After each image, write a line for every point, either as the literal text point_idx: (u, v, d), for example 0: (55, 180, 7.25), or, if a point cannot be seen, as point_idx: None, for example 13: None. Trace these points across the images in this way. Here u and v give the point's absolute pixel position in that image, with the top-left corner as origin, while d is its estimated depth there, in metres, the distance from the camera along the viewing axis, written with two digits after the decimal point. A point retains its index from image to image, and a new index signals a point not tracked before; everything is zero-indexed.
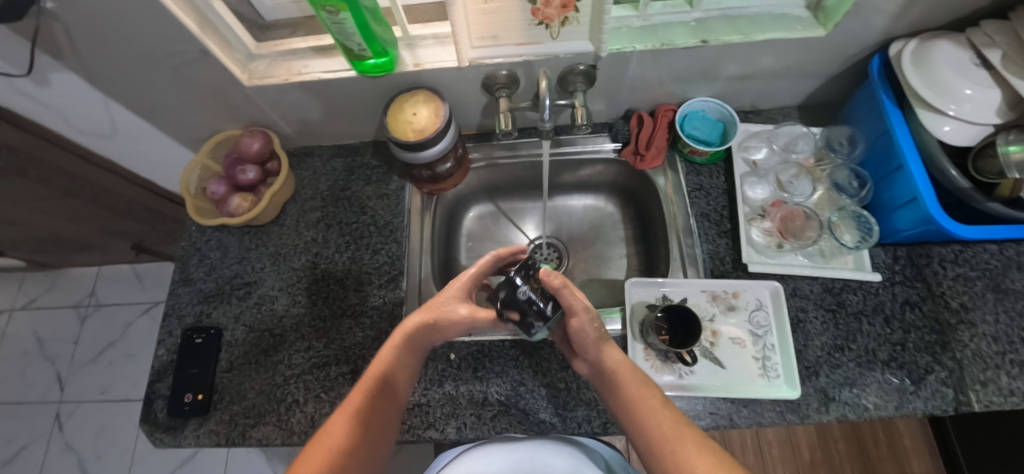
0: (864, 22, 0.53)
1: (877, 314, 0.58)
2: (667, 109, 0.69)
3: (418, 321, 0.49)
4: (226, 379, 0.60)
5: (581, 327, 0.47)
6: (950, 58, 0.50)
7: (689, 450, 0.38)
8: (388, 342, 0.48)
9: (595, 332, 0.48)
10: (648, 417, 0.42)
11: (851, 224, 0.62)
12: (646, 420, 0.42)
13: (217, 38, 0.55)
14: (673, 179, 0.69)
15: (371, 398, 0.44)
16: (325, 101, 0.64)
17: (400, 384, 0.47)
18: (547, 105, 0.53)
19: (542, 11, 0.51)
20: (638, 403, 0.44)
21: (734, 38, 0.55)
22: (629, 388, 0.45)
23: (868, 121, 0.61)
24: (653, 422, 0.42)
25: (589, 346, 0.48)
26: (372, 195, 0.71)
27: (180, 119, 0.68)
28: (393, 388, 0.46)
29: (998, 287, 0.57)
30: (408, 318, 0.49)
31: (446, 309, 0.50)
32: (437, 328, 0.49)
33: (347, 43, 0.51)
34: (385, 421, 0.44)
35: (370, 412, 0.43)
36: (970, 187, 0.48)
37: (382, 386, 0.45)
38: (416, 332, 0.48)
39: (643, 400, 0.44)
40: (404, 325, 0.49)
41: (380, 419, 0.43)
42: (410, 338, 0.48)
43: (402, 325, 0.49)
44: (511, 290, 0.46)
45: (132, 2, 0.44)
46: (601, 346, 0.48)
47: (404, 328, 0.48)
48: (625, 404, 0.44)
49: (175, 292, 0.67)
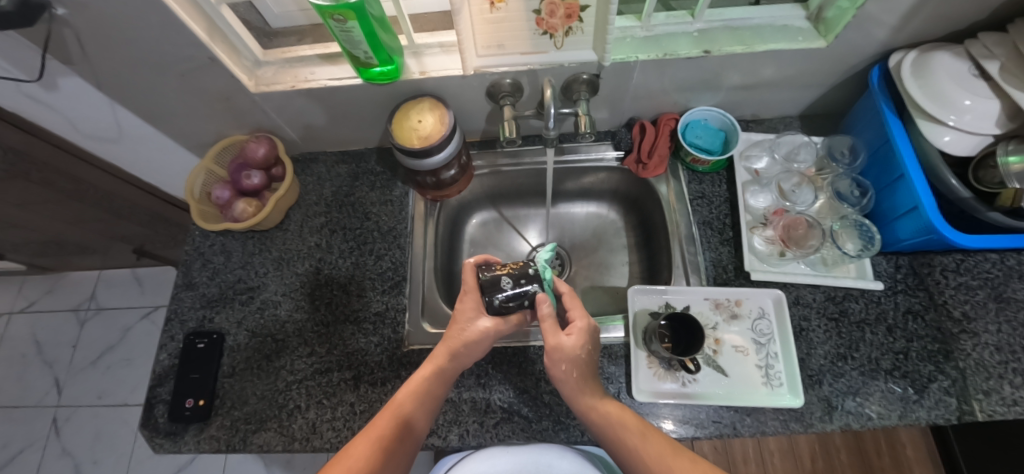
0: (865, 34, 0.54)
1: (879, 323, 0.58)
2: (670, 118, 0.69)
3: (445, 349, 0.49)
4: (227, 385, 0.60)
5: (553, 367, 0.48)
6: (950, 70, 0.51)
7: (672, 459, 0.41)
8: (418, 369, 0.48)
9: (567, 375, 0.47)
10: (632, 443, 0.43)
11: (853, 233, 0.62)
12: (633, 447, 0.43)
13: (225, 45, 0.55)
14: (675, 187, 0.69)
15: (396, 424, 0.43)
16: (331, 107, 0.65)
17: (428, 413, 0.47)
18: (552, 114, 0.53)
19: (547, 21, 0.52)
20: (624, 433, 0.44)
21: (736, 49, 0.56)
22: (609, 422, 0.45)
23: (868, 130, 0.62)
24: (642, 451, 0.42)
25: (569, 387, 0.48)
26: (376, 201, 0.71)
27: (186, 125, 0.68)
28: (421, 415, 0.46)
29: (1000, 296, 0.57)
30: (438, 345, 0.49)
31: (468, 332, 0.49)
32: (465, 355, 0.49)
33: (353, 50, 0.52)
34: (409, 447, 0.44)
35: (391, 442, 0.42)
36: (970, 197, 0.49)
37: (407, 413, 0.45)
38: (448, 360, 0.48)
39: (625, 418, 0.45)
40: (435, 353, 0.49)
41: (405, 444, 0.43)
42: (440, 367, 0.48)
43: (432, 354, 0.49)
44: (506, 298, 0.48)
45: (142, 8, 0.44)
46: (575, 382, 0.47)
47: (435, 357, 0.49)
48: (610, 439, 0.44)
49: (178, 296, 0.67)
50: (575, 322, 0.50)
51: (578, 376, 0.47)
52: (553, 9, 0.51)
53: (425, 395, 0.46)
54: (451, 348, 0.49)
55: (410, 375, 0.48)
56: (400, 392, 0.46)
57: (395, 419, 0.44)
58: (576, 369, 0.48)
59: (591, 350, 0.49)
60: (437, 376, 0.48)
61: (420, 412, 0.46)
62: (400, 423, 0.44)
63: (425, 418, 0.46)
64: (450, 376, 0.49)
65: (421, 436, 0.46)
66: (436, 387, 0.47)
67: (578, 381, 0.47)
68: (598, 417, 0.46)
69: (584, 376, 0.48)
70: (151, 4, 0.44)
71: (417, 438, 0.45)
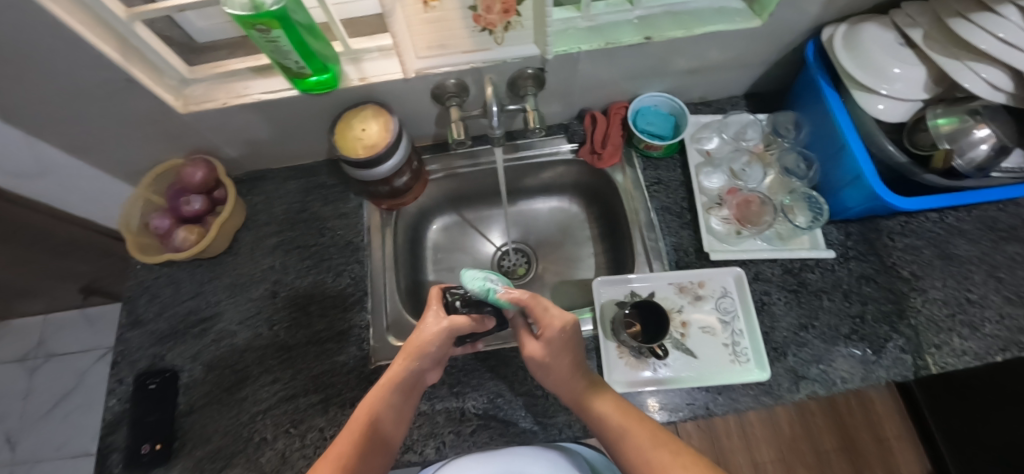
0: (797, 10, 0.55)
1: (836, 289, 0.61)
2: (620, 106, 0.69)
3: (402, 357, 0.47)
4: (187, 424, 0.57)
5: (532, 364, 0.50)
6: (877, 41, 0.53)
7: (663, 454, 0.36)
8: (379, 380, 0.46)
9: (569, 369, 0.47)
10: (624, 436, 0.40)
11: (803, 205, 0.63)
12: (625, 437, 0.40)
13: (145, 65, 0.52)
14: (631, 175, 0.69)
15: (358, 439, 0.41)
16: (272, 122, 0.62)
17: (392, 426, 0.45)
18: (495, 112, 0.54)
19: (485, 17, 0.52)
20: (613, 425, 0.41)
21: (677, 33, 0.56)
22: (601, 422, 0.43)
23: (807, 103, 0.63)
24: (635, 441, 0.39)
25: (560, 374, 0.48)
26: (332, 215, 0.68)
27: (112, 155, 0.63)
28: (384, 427, 0.44)
29: (945, 253, 0.61)
30: (394, 360, 0.47)
31: (423, 336, 0.48)
32: (424, 357, 0.48)
33: (283, 61, 0.50)
34: (374, 459, 0.42)
35: (355, 458, 0.40)
36: (906, 161, 0.51)
37: (370, 427, 0.43)
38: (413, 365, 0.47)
39: (620, 420, 0.42)
40: (392, 365, 0.47)
41: (371, 456, 0.41)
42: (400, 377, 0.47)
43: (391, 363, 0.48)
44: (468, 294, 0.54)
45: (41, 32, 0.40)
46: (563, 378, 0.48)
47: (393, 371, 0.46)
48: (605, 434, 0.42)
49: (124, 337, 0.63)
50: (545, 332, 0.48)
51: (559, 371, 0.48)
52: (489, 5, 0.50)
53: (386, 405, 0.45)
54: (410, 353, 0.47)
55: (373, 386, 0.46)
56: (362, 405, 0.44)
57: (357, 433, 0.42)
58: (563, 360, 0.48)
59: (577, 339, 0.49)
60: (398, 385, 0.46)
61: (381, 424, 0.44)
62: (363, 437, 0.42)
63: (387, 430, 0.44)
64: (410, 384, 0.48)
65: (389, 449, 0.44)
66: (393, 397, 0.46)
67: (569, 373, 0.47)
68: (591, 414, 0.44)
69: (572, 368, 0.48)
70: (51, 26, 0.40)
71: (382, 449, 0.43)
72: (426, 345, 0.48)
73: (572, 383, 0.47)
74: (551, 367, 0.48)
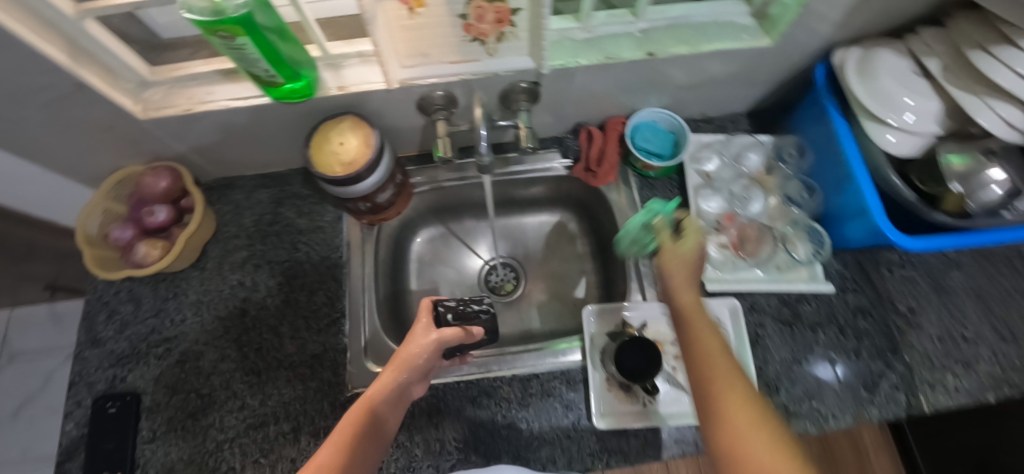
0: (808, 29, 0.52)
1: (831, 323, 0.58)
2: (618, 122, 0.65)
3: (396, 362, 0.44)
4: (150, 451, 0.54)
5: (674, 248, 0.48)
6: (892, 68, 0.50)
7: (730, 400, 0.31)
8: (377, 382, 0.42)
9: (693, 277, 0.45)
10: (703, 356, 0.35)
11: (805, 236, 0.60)
12: (704, 359, 0.35)
13: (97, 66, 0.46)
14: (626, 194, 0.66)
15: (358, 434, 0.36)
16: (241, 129, 0.57)
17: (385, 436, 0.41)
18: (483, 135, 0.49)
19: (476, 26, 0.47)
20: (697, 343, 0.37)
21: (681, 50, 0.53)
22: (686, 323, 0.40)
23: (812, 128, 0.60)
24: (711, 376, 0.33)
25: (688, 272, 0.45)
26: (306, 229, 0.64)
27: (65, 161, 0.58)
28: (383, 424, 0.40)
29: (940, 286, 0.60)
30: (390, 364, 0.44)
31: (412, 348, 0.45)
32: (411, 371, 0.44)
33: (252, 69, 0.45)
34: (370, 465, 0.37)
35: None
36: (914, 199, 0.49)
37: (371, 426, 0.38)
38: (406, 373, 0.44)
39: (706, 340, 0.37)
40: (384, 372, 0.43)
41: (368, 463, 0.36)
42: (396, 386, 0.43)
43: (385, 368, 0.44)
44: (460, 304, 0.53)
45: None
46: (682, 285, 0.44)
47: (379, 386, 0.42)
48: (683, 345, 0.38)
49: (81, 356, 0.59)
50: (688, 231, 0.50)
51: (682, 275, 0.45)
52: (481, 14, 0.46)
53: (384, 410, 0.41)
54: (403, 362, 0.44)
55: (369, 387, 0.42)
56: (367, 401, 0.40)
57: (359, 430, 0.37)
58: (689, 272, 0.45)
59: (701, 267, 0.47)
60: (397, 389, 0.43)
61: (378, 429, 0.39)
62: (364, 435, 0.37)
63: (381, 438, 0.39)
64: (400, 394, 0.44)
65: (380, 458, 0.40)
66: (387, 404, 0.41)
67: (687, 281, 0.44)
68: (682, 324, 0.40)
69: (688, 279, 0.44)
70: None
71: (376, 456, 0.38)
72: (419, 353, 0.45)
73: (687, 294, 0.42)
74: (681, 273, 0.45)
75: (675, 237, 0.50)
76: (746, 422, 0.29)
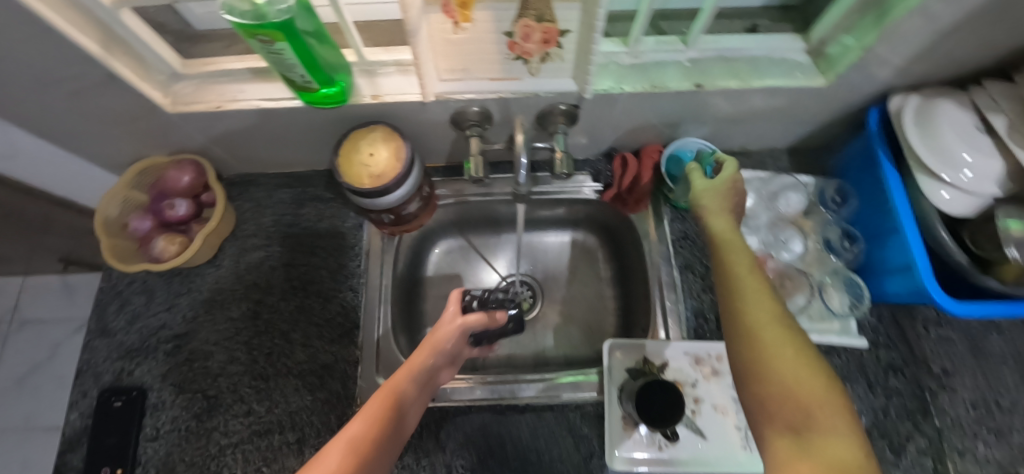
0: (867, 73, 0.50)
1: (860, 378, 0.56)
2: (655, 150, 0.63)
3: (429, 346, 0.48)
4: (151, 450, 0.53)
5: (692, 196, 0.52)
6: (955, 122, 0.47)
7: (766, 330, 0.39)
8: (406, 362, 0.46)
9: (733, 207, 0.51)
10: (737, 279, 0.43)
11: (842, 287, 0.56)
12: (736, 285, 0.43)
13: (129, 57, 0.45)
14: (656, 225, 0.64)
15: (387, 415, 0.39)
16: (270, 129, 0.55)
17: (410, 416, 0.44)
18: (524, 166, 0.43)
19: (521, 45, 0.45)
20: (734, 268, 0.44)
21: (730, 84, 0.51)
22: (723, 248, 0.46)
23: (859, 175, 0.58)
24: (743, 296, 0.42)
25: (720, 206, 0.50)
26: (325, 234, 0.63)
27: (91, 147, 0.57)
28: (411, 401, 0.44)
29: (976, 350, 0.58)
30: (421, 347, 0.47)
31: (443, 334, 0.49)
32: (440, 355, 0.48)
33: (288, 74, 0.43)
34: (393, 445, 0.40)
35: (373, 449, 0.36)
36: (966, 262, 0.46)
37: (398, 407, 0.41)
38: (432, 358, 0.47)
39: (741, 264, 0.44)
40: (415, 354, 0.47)
41: (390, 442, 0.39)
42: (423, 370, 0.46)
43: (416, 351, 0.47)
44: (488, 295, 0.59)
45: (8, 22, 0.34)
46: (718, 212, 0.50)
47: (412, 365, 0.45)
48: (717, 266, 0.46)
49: (90, 345, 0.58)
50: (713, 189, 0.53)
51: (722, 202, 0.50)
52: (528, 33, 0.43)
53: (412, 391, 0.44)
54: (434, 344, 0.48)
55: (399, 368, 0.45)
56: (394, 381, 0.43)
57: (388, 410, 0.39)
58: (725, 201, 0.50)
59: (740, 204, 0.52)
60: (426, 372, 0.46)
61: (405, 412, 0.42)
62: (392, 417, 0.39)
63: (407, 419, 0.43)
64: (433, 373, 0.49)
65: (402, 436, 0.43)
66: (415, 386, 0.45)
67: (725, 211, 0.50)
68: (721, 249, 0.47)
69: (727, 207, 0.50)
70: (19, 16, 0.34)
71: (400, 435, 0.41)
72: (450, 338, 0.49)
73: (722, 224, 0.48)
74: (717, 203, 0.50)
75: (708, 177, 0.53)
76: (777, 351, 0.38)
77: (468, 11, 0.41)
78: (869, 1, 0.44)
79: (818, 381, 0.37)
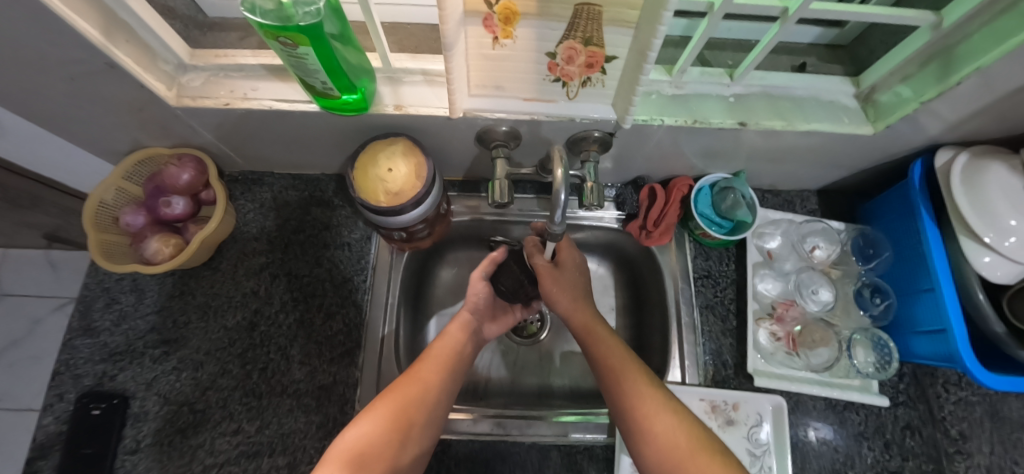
0: (917, 126, 0.47)
1: (877, 436, 0.55)
2: (685, 183, 0.60)
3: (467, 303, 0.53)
4: (130, 465, 0.49)
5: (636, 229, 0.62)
6: (1006, 186, 0.44)
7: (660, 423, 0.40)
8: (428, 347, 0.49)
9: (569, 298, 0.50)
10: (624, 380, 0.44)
11: (869, 344, 0.56)
12: (621, 386, 0.43)
13: (134, 47, 0.41)
14: (678, 260, 0.62)
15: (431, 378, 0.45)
16: (280, 131, 0.51)
17: (449, 391, 0.46)
18: (562, 199, 0.38)
19: (562, 67, 0.41)
20: (611, 363, 0.45)
21: (776, 124, 0.48)
22: (595, 343, 0.47)
23: (895, 228, 0.56)
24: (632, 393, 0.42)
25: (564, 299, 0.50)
26: (331, 243, 0.60)
27: (89, 134, 0.53)
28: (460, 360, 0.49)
29: (996, 414, 0.56)
30: (451, 322, 0.52)
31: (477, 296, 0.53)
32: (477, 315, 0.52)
33: (307, 79, 0.39)
34: (427, 422, 0.42)
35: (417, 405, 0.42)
36: (1003, 332, 0.45)
37: (422, 384, 0.44)
38: (457, 333, 0.50)
39: (622, 364, 0.45)
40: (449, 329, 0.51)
41: (422, 421, 0.42)
42: (451, 344, 0.49)
43: (448, 327, 0.51)
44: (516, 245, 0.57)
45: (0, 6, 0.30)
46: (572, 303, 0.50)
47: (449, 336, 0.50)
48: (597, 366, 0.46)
49: (70, 344, 0.54)
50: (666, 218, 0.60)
51: (567, 297, 0.50)
52: (572, 55, 0.40)
53: (444, 366, 0.47)
54: (469, 306, 0.52)
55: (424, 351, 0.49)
56: (416, 365, 0.46)
57: (409, 393, 0.42)
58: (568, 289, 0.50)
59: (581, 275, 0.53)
60: (456, 344, 0.49)
61: (437, 389, 0.45)
62: (413, 397, 0.42)
63: (443, 391, 0.45)
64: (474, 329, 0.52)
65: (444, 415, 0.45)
66: (446, 362, 0.47)
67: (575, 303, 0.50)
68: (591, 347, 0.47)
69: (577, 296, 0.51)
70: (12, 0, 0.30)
71: (440, 408, 0.44)
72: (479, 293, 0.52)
73: (581, 313, 0.50)
74: (556, 295, 0.50)
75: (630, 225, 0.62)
76: (671, 441, 0.39)
77: (511, 27, 0.37)
78: (935, 51, 0.40)
79: (717, 461, 0.37)
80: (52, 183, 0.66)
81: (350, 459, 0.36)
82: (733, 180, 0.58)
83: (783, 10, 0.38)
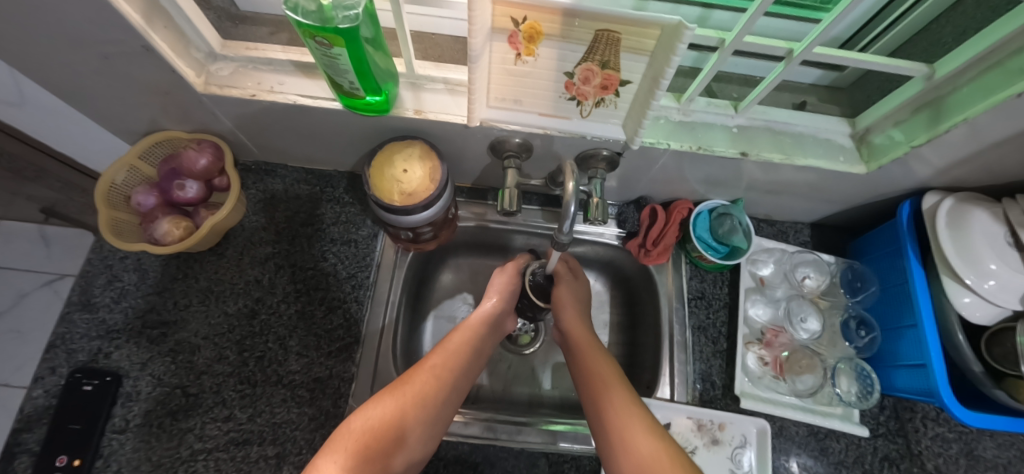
0: (906, 169, 0.50)
1: (856, 466, 0.56)
2: (684, 207, 0.62)
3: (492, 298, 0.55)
4: (116, 443, 0.49)
5: (637, 246, 0.64)
6: (986, 231, 0.46)
7: (638, 433, 0.38)
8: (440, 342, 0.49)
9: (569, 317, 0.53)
10: (604, 393, 0.43)
11: (852, 374, 0.57)
12: (603, 402, 0.42)
13: (170, 33, 0.42)
14: (674, 280, 0.64)
15: (444, 369, 0.45)
16: (299, 124, 0.53)
17: (457, 387, 0.46)
18: (570, 211, 0.40)
19: (579, 87, 0.43)
20: (597, 377, 0.45)
21: (775, 157, 0.50)
22: (582, 356, 0.48)
23: (882, 264, 0.58)
24: (612, 408, 0.41)
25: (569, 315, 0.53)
26: (337, 238, 0.61)
27: (112, 112, 0.54)
28: (476, 355, 0.50)
29: (971, 453, 0.57)
30: (471, 316, 0.52)
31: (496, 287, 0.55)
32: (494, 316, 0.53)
33: (336, 78, 0.41)
34: (438, 416, 0.42)
35: (430, 398, 0.42)
36: (980, 371, 0.47)
37: (438, 374, 0.44)
38: (477, 326, 0.51)
39: (605, 379, 0.44)
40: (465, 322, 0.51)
41: (434, 411, 0.42)
42: (464, 340, 0.49)
43: (465, 321, 0.52)
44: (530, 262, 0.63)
45: None
46: (575, 325, 0.52)
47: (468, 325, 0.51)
48: (586, 383, 0.46)
49: (68, 317, 0.54)
50: (665, 237, 0.61)
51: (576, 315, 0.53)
52: (588, 76, 0.42)
53: (456, 362, 0.46)
54: (495, 296, 0.54)
55: (438, 344, 0.49)
56: (430, 357, 0.46)
57: (424, 386, 0.42)
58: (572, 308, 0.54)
59: (585, 301, 0.56)
60: (471, 338, 0.49)
61: (449, 381, 0.45)
62: (428, 390, 0.42)
63: (452, 389, 0.45)
64: (494, 324, 0.53)
65: (447, 414, 0.44)
66: (458, 357, 0.47)
67: (585, 331, 0.51)
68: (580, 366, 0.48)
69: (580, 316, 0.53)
70: None
71: (447, 409, 0.44)
72: (502, 284, 0.56)
73: (580, 331, 0.51)
74: (564, 313, 0.53)
75: (628, 243, 0.65)
76: (653, 456, 0.36)
77: (534, 45, 0.39)
78: (923, 102, 0.44)
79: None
80: (83, 168, 0.68)
81: (356, 448, 0.34)
82: (731, 207, 0.61)
83: (788, 51, 0.40)
